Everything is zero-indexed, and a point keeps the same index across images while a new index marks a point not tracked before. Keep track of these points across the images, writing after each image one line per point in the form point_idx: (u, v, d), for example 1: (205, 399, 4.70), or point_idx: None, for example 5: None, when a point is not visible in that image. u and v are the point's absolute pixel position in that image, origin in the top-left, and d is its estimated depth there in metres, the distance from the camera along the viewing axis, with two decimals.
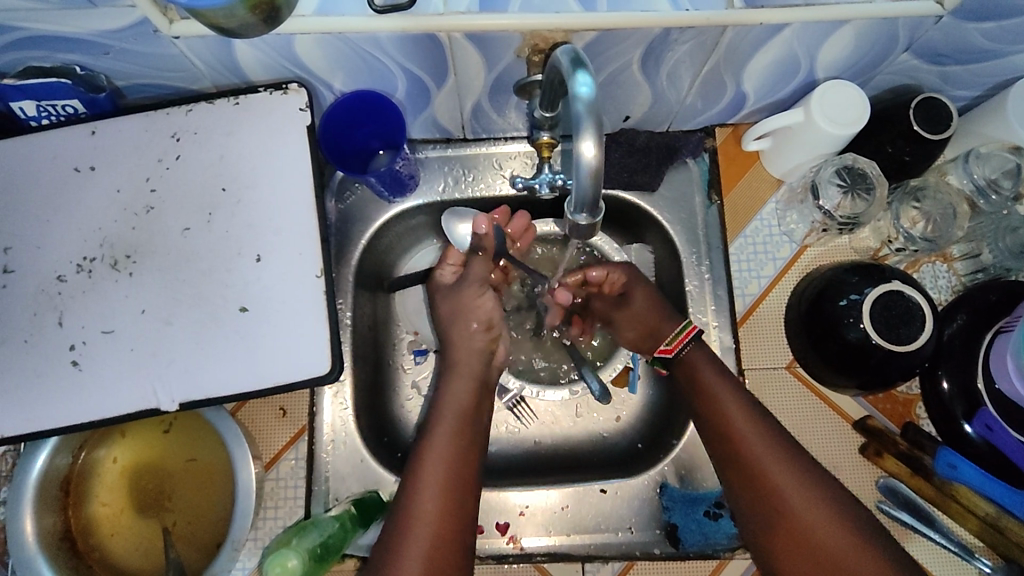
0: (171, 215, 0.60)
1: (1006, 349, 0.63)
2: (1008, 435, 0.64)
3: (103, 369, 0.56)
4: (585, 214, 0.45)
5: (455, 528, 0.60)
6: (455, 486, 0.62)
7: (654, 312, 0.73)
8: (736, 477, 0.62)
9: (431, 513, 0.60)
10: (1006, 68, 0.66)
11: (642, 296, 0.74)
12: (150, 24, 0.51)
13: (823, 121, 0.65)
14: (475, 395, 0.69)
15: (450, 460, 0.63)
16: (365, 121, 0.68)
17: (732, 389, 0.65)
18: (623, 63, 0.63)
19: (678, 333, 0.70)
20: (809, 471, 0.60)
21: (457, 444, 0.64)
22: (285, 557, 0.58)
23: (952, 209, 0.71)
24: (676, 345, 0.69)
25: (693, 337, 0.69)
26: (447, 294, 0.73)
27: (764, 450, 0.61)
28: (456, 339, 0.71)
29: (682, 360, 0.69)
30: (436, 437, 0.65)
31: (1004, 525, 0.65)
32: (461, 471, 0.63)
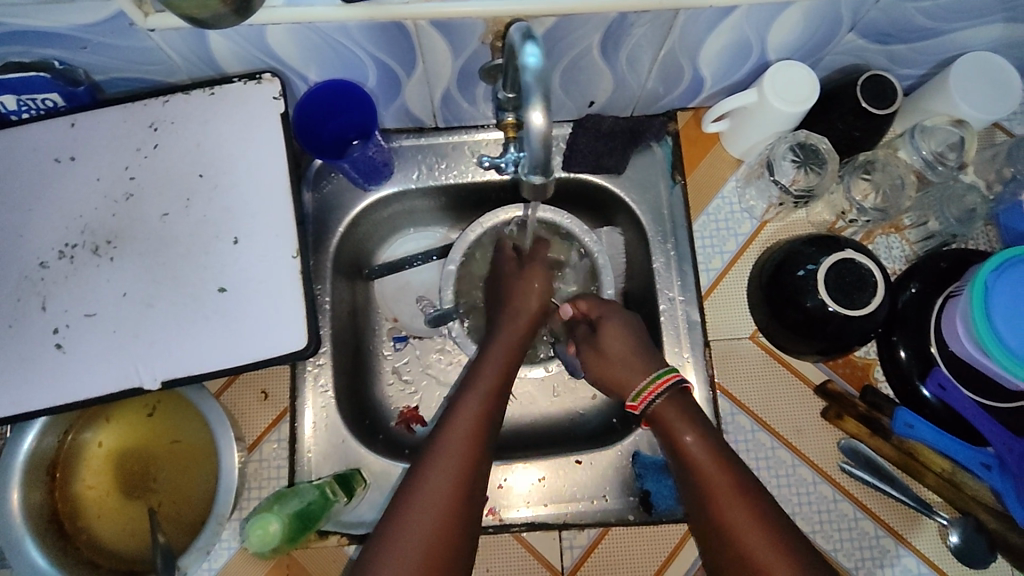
0: (151, 201, 0.62)
1: (955, 311, 0.66)
2: (960, 392, 0.68)
3: (87, 352, 0.58)
4: (540, 175, 0.48)
5: (476, 473, 0.61)
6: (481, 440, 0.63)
7: (628, 353, 0.71)
8: (709, 532, 0.58)
9: (443, 489, 0.59)
10: (944, 46, 0.70)
11: (611, 333, 0.73)
12: (125, 17, 0.53)
13: (775, 100, 0.68)
14: (495, 389, 0.68)
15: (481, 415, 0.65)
16: (341, 111, 0.71)
17: (708, 443, 0.62)
18: (584, 48, 0.66)
19: (652, 381, 0.68)
20: (786, 533, 0.55)
21: (477, 438, 0.63)
22: (268, 521, 0.60)
23: (901, 180, 0.73)
24: (642, 401, 0.67)
25: (670, 385, 0.67)
26: (517, 271, 0.79)
27: (728, 490, 0.58)
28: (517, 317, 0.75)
29: (653, 412, 0.66)
30: (454, 430, 0.63)
31: (959, 481, 0.70)
32: (473, 470, 0.61)
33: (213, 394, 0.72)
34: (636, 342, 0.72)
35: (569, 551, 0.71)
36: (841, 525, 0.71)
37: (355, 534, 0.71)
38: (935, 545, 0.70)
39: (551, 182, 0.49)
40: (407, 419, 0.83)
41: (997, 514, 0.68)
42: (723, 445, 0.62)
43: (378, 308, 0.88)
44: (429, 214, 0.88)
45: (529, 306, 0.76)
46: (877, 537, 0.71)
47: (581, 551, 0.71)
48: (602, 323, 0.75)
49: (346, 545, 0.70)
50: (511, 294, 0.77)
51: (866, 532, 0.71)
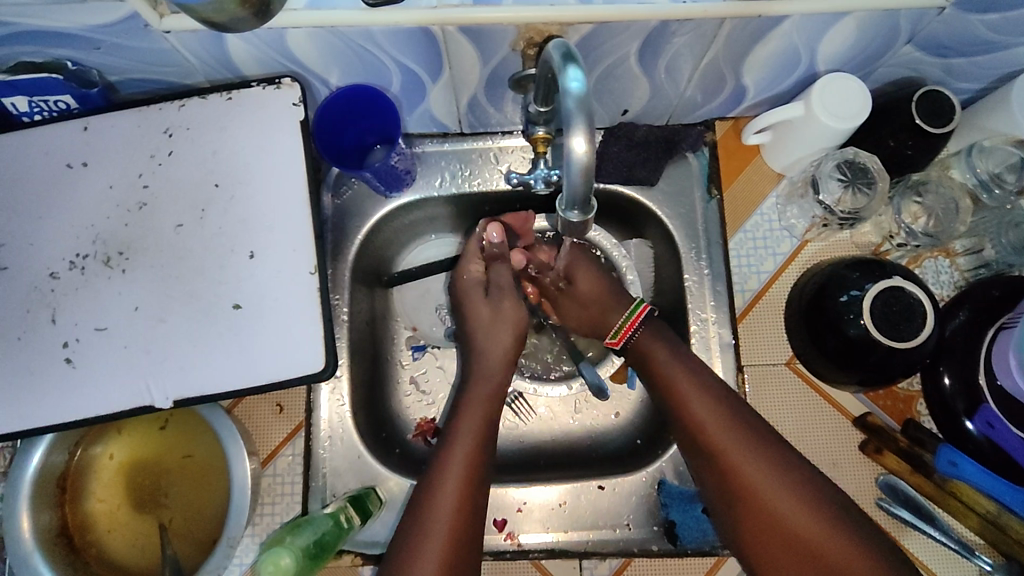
0: (165, 211, 0.59)
1: (1009, 347, 0.62)
2: (1009, 432, 0.64)
3: (97, 367, 0.56)
4: (580, 211, 0.45)
5: (470, 525, 0.61)
6: (472, 490, 0.62)
7: (603, 295, 0.76)
8: (712, 474, 0.62)
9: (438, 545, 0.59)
10: (1010, 60, 0.65)
11: (584, 277, 0.77)
12: (140, 18, 0.51)
13: (823, 114, 0.64)
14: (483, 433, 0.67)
15: (470, 462, 0.64)
16: (364, 117, 0.68)
17: (707, 392, 0.65)
18: (621, 56, 0.62)
19: (628, 318, 0.72)
20: (791, 467, 0.60)
21: (469, 491, 0.62)
22: (280, 556, 0.57)
23: (955, 204, 0.69)
24: (621, 337, 0.72)
25: (644, 320, 0.71)
26: (483, 297, 0.76)
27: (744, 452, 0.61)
28: (490, 356, 0.73)
29: (633, 347, 0.71)
30: (445, 485, 0.62)
31: (1004, 523, 0.65)
32: (465, 531, 0.60)
33: (226, 406, 0.70)
34: (610, 286, 0.76)
35: None
36: None
37: (370, 555, 0.69)
38: None
39: (589, 217, 0.46)
40: (423, 431, 0.80)
41: None
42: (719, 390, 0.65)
43: (397, 317, 0.85)
44: (451, 221, 0.84)
45: (504, 338, 0.75)
46: None
47: None
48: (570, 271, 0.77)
49: (360, 565, 0.69)
50: (478, 328, 0.75)
51: None
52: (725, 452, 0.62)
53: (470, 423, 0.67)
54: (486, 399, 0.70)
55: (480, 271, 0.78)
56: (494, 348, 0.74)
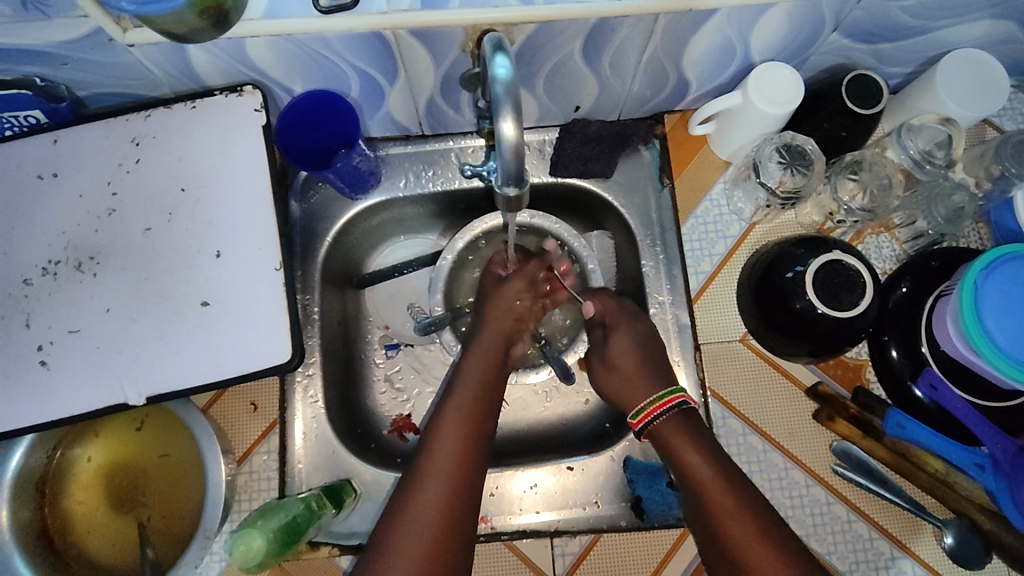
0: (133, 216, 0.61)
1: (944, 309, 0.66)
2: (952, 393, 0.68)
3: (71, 368, 0.58)
4: (515, 187, 0.48)
5: (463, 499, 0.62)
6: (466, 464, 0.64)
7: (631, 368, 0.73)
8: (704, 535, 0.62)
9: (428, 521, 0.60)
10: (931, 43, 0.69)
11: (618, 343, 0.74)
12: (104, 33, 0.55)
13: (759, 101, 0.68)
14: (474, 413, 0.68)
15: (461, 438, 0.66)
16: (325, 121, 0.70)
17: (702, 450, 0.65)
18: (567, 54, 0.66)
19: (653, 403, 0.70)
20: (760, 512, 0.61)
21: (458, 471, 0.63)
22: (251, 537, 0.60)
23: (888, 179, 0.72)
24: (642, 420, 0.70)
25: (671, 406, 0.69)
26: (496, 282, 0.80)
27: (721, 492, 0.62)
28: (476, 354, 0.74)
29: (654, 430, 0.69)
30: (436, 461, 0.64)
31: (953, 481, 0.69)
32: (458, 505, 0.62)
33: (201, 407, 0.72)
34: (639, 355, 0.73)
35: (561, 559, 0.71)
36: (835, 528, 0.70)
37: (348, 546, 0.70)
38: (930, 546, 0.70)
39: (524, 194, 0.49)
40: (398, 427, 0.82)
41: (993, 514, 0.67)
42: (720, 456, 0.65)
43: (369, 317, 0.88)
44: (418, 222, 0.87)
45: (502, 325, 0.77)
46: (871, 540, 0.70)
47: (573, 558, 0.71)
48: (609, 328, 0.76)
49: (337, 556, 0.70)
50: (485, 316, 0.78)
51: (859, 534, 0.70)
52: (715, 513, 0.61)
53: (463, 400, 0.69)
54: (482, 373, 0.72)
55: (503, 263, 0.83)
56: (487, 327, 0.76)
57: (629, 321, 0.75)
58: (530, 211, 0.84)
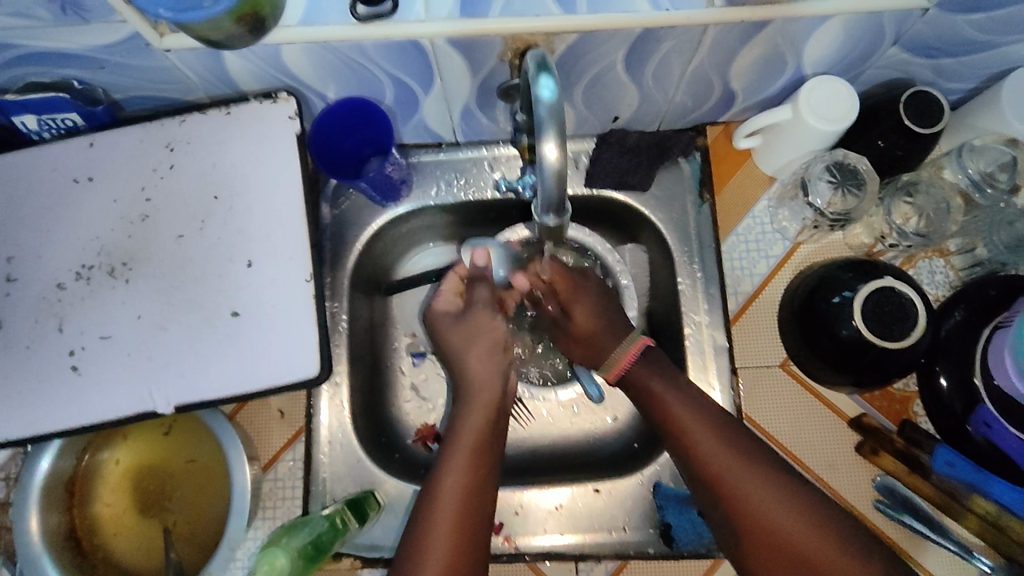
0: (165, 223, 0.61)
1: (1002, 342, 0.62)
2: (1007, 431, 0.63)
3: (102, 374, 0.58)
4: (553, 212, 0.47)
5: (477, 521, 0.60)
6: (477, 487, 0.62)
7: (601, 322, 0.73)
8: (705, 491, 0.61)
9: (442, 547, 0.58)
10: (999, 59, 0.65)
11: (585, 302, 0.74)
12: (141, 38, 0.56)
13: (808, 116, 0.65)
14: (485, 431, 0.65)
15: (471, 460, 0.63)
16: (356, 129, 0.69)
17: (693, 407, 0.64)
18: (608, 63, 0.63)
19: (624, 351, 0.70)
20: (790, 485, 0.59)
21: (471, 485, 0.62)
22: (274, 557, 0.61)
23: (946, 204, 0.69)
24: (614, 372, 0.71)
25: (641, 350, 0.70)
26: (454, 322, 0.70)
27: (743, 467, 0.60)
28: (475, 370, 0.68)
29: (627, 376, 0.69)
30: (447, 483, 0.62)
31: (1004, 525, 0.64)
32: (471, 528, 0.60)
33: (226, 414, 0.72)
34: (606, 310, 0.74)
35: None
36: None
37: (370, 558, 0.70)
38: None
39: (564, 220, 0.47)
40: (424, 437, 0.81)
41: None
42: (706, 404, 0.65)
43: (396, 324, 0.87)
44: (448, 229, 0.86)
45: (488, 354, 0.69)
46: None
47: None
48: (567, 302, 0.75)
49: (360, 569, 0.70)
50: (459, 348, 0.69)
51: None
52: (716, 471, 0.61)
53: (471, 424, 0.66)
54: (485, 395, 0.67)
55: (457, 295, 0.72)
56: (478, 358, 0.68)
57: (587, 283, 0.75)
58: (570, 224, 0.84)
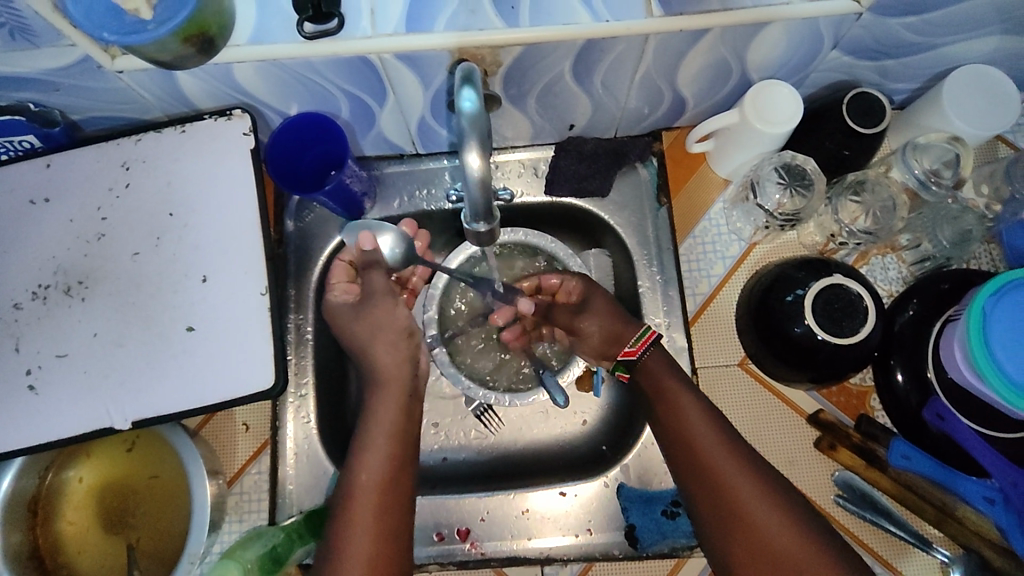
0: (121, 241, 0.61)
1: (950, 335, 0.63)
2: (960, 422, 0.64)
3: (60, 393, 0.58)
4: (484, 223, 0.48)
5: (396, 512, 0.61)
6: (395, 476, 0.62)
7: (613, 318, 0.72)
8: (695, 485, 0.62)
9: (363, 541, 0.58)
10: (938, 59, 0.67)
11: (599, 302, 0.73)
12: (93, 60, 0.57)
13: (753, 120, 0.66)
14: (403, 421, 0.66)
15: (392, 451, 0.63)
16: (310, 144, 0.69)
17: (689, 394, 0.65)
18: (557, 73, 0.65)
19: (639, 337, 0.69)
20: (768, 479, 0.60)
21: (391, 478, 0.62)
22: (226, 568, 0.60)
23: (892, 201, 0.70)
24: (640, 347, 0.68)
25: (654, 342, 0.69)
26: (354, 314, 0.68)
27: (728, 457, 0.61)
28: (383, 359, 0.67)
29: (642, 365, 0.68)
30: (366, 476, 0.62)
31: (961, 514, 0.66)
32: (393, 519, 0.60)
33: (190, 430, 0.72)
34: (617, 307, 0.73)
35: None
36: None
37: None
38: None
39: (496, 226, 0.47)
40: None
41: (1003, 550, 0.64)
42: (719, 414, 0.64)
43: None
44: None
45: (393, 342, 0.68)
46: None
47: None
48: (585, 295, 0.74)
49: None
50: (365, 339, 0.67)
51: None
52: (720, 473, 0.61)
53: (387, 416, 0.66)
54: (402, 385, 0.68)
55: (348, 289, 0.70)
56: (384, 349, 0.68)
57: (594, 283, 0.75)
58: (525, 229, 0.84)
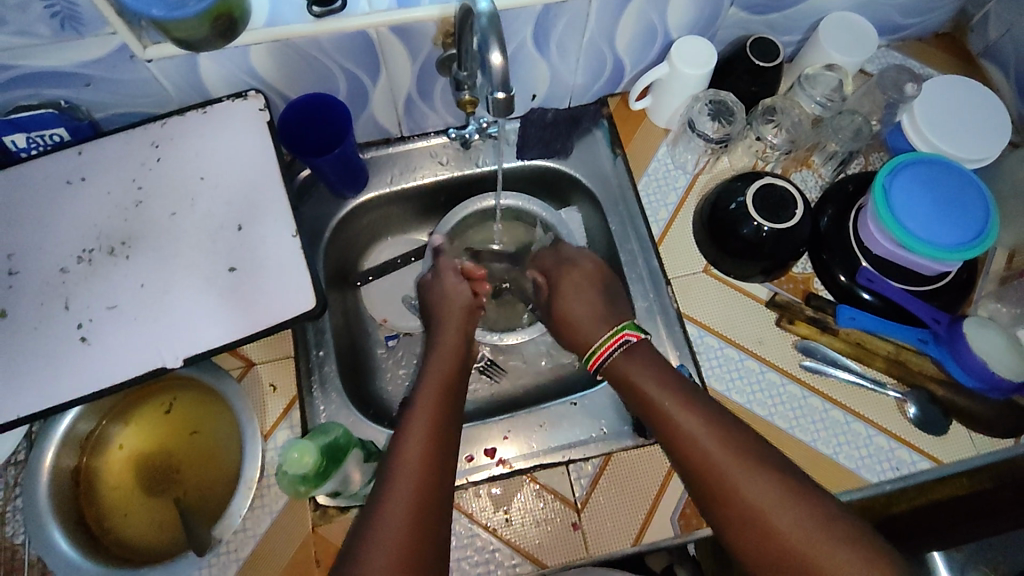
0: (158, 205, 0.69)
1: (865, 215, 0.79)
2: (887, 282, 0.79)
3: (109, 341, 0.63)
4: (504, 91, 0.55)
5: (446, 446, 0.64)
6: (443, 414, 0.67)
7: (588, 303, 0.80)
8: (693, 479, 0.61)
9: (413, 467, 0.61)
10: (811, 10, 0.86)
11: (567, 282, 0.82)
12: (128, 49, 0.65)
13: (681, 66, 0.81)
14: (448, 380, 0.72)
15: (441, 396, 0.69)
16: (317, 123, 0.80)
17: (666, 386, 0.67)
18: (521, 41, 0.78)
19: (606, 341, 0.74)
20: (764, 462, 0.59)
21: (438, 414, 0.67)
22: (305, 449, 0.61)
23: (798, 118, 0.86)
24: (596, 361, 0.74)
25: (623, 342, 0.73)
26: (432, 283, 0.86)
27: (718, 445, 0.60)
28: (447, 326, 0.81)
29: (612, 370, 0.72)
30: (418, 411, 0.67)
31: (906, 358, 0.79)
32: (441, 446, 0.64)
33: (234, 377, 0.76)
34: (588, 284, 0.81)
35: (578, 481, 0.76)
36: (814, 417, 0.78)
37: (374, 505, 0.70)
38: (897, 419, 0.78)
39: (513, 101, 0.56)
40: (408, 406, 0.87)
41: (942, 381, 0.77)
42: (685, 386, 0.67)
43: (368, 311, 0.95)
44: (404, 219, 0.97)
45: (456, 314, 0.82)
46: (848, 423, 0.78)
47: (589, 480, 0.76)
48: (556, 281, 0.84)
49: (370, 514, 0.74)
50: (435, 299, 0.84)
51: (837, 419, 0.78)
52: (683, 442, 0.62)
53: (437, 373, 0.73)
54: (449, 351, 0.77)
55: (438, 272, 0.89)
56: (451, 323, 0.81)
57: (568, 259, 0.85)
58: (511, 194, 0.94)
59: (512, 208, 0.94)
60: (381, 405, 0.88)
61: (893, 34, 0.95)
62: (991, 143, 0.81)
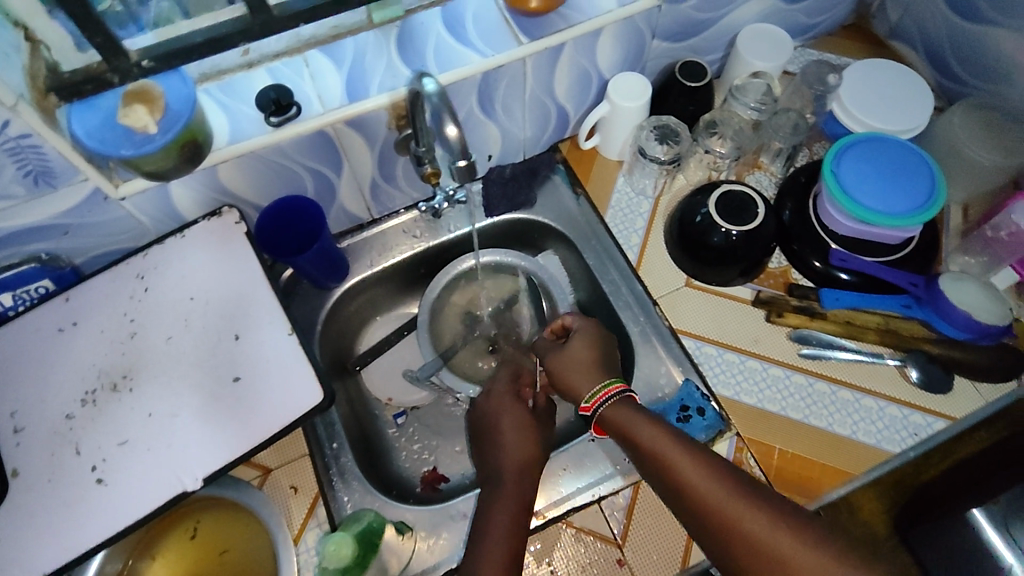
0: (153, 333, 0.70)
1: (822, 201, 0.83)
2: (858, 259, 0.82)
3: (126, 476, 0.63)
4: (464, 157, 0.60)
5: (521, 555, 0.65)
6: (519, 520, 0.67)
7: (593, 365, 0.76)
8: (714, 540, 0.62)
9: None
10: (725, 28, 0.93)
11: (580, 343, 0.78)
12: (101, 192, 0.68)
13: (620, 101, 0.87)
14: (520, 478, 0.72)
15: (517, 499, 0.70)
16: (295, 223, 0.84)
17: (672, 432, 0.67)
18: (468, 111, 0.83)
19: (607, 386, 0.73)
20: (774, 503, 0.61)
21: (515, 521, 0.67)
22: (341, 541, 0.66)
23: (739, 126, 0.92)
24: (594, 403, 0.72)
25: (614, 394, 0.72)
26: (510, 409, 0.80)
27: (722, 493, 0.62)
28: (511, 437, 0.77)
29: (603, 416, 0.72)
30: (496, 517, 0.67)
31: (895, 325, 0.82)
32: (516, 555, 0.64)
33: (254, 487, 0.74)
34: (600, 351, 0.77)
35: (612, 516, 0.76)
36: (824, 401, 0.80)
37: None
38: (901, 384, 0.80)
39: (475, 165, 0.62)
40: (430, 481, 0.88)
41: (935, 340, 0.80)
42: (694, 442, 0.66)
43: (372, 394, 0.96)
44: (389, 297, 0.99)
45: (522, 430, 0.78)
46: (858, 400, 0.80)
47: (623, 512, 0.76)
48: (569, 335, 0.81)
49: None
50: (507, 417, 0.79)
51: (846, 399, 0.80)
52: (756, 539, 0.59)
53: (510, 472, 0.73)
54: (519, 447, 0.75)
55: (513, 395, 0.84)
56: (511, 426, 0.78)
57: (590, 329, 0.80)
58: (490, 251, 0.98)
59: (494, 263, 0.97)
60: (404, 485, 0.88)
61: (804, 34, 1.02)
62: (917, 113, 0.86)
